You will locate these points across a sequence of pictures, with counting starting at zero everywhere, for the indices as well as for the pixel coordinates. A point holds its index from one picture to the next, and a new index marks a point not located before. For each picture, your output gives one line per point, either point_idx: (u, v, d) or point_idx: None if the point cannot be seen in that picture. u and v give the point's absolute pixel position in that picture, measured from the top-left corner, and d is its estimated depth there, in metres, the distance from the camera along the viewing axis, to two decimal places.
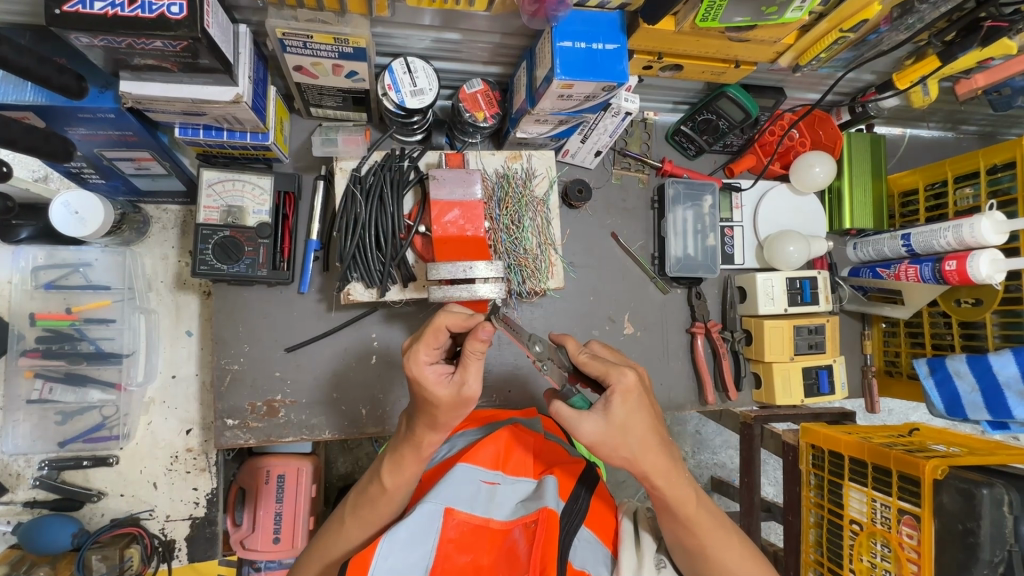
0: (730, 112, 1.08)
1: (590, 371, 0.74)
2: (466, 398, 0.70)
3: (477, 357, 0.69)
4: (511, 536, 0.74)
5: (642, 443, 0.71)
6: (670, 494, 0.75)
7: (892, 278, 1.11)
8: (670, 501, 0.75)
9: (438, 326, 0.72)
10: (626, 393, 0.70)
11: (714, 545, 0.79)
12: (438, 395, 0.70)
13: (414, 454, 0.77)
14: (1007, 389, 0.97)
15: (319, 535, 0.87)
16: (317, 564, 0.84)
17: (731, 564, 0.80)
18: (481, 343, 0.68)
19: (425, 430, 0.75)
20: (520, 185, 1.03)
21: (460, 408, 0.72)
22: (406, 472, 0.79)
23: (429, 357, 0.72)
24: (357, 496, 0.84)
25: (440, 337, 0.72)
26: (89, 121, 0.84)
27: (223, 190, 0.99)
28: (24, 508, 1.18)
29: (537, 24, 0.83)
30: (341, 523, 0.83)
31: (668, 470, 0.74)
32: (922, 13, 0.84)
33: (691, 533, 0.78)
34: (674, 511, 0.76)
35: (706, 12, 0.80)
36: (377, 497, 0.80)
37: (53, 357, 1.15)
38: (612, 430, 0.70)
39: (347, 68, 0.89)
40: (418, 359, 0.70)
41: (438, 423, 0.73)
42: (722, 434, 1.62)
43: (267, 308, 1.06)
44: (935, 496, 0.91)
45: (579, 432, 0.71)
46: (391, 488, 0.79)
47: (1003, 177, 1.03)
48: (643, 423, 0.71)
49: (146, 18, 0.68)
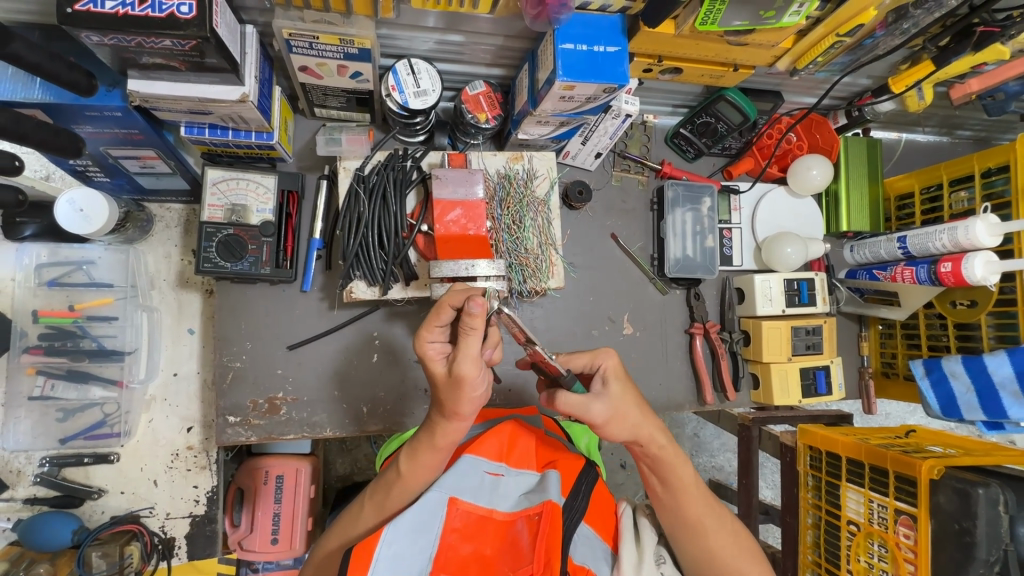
0: (729, 115, 1.08)
1: (576, 364, 0.79)
2: (457, 377, 0.70)
3: (470, 333, 0.69)
4: (515, 527, 0.75)
5: (642, 409, 0.77)
6: (671, 456, 0.78)
7: (889, 279, 1.13)
8: (671, 466, 0.79)
9: (443, 305, 0.73)
10: (618, 368, 0.78)
11: (709, 516, 0.80)
12: (436, 371, 0.74)
13: (430, 443, 0.77)
14: (1002, 389, 0.98)
15: (335, 522, 0.86)
16: (328, 549, 0.83)
17: (728, 544, 0.80)
18: (476, 318, 0.68)
19: (438, 418, 0.76)
20: (521, 186, 1.04)
21: (457, 390, 0.71)
22: (423, 460, 0.78)
23: (435, 335, 0.75)
24: (377, 483, 0.83)
25: (444, 316, 0.74)
26: (96, 119, 0.85)
27: (227, 189, 1.00)
28: (24, 505, 1.18)
29: (540, 27, 0.84)
30: (359, 509, 0.83)
31: (665, 432, 0.79)
32: (917, 18, 0.85)
33: (691, 498, 0.79)
34: (675, 474, 0.79)
35: (705, 16, 0.81)
36: (393, 483, 0.80)
37: (55, 354, 1.15)
38: (617, 402, 0.75)
39: (352, 69, 0.90)
40: (420, 337, 0.74)
41: (445, 408, 0.74)
42: (720, 436, 1.63)
43: (269, 307, 1.07)
44: (932, 496, 0.91)
45: (590, 415, 0.73)
46: (407, 474, 0.79)
47: (997, 181, 1.04)
48: (636, 392, 0.78)
49: (156, 18, 0.69)
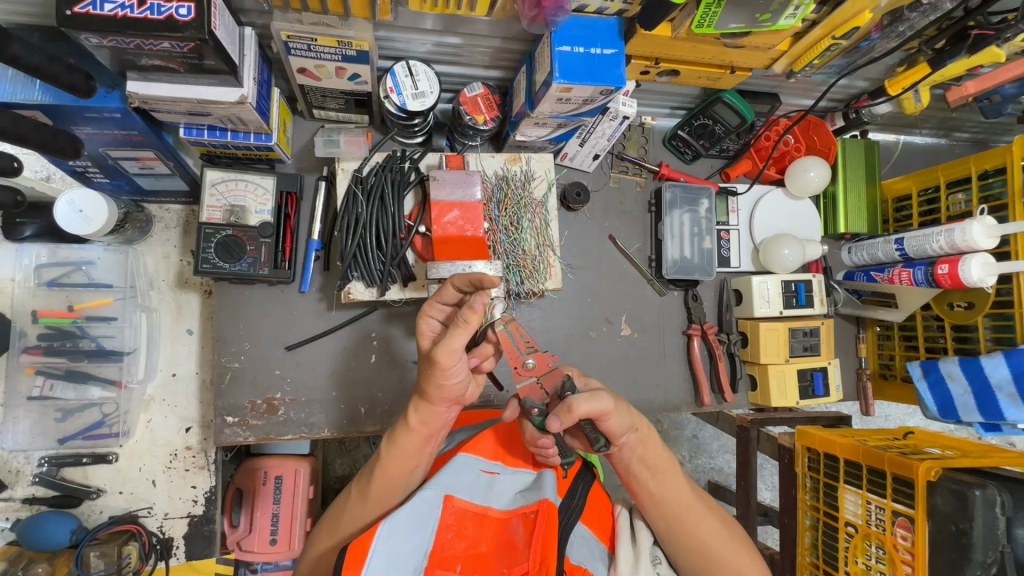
0: (725, 117, 1.09)
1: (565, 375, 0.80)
2: (432, 360, 0.71)
3: (461, 326, 0.69)
4: (510, 525, 0.75)
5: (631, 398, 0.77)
6: (660, 448, 0.78)
7: (886, 281, 1.14)
8: (669, 459, 0.79)
9: (449, 284, 0.79)
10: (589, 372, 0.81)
11: (701, 508, 0.79)
12: (423, 346, 0.78)
13: (404, 426, 0.78)
14: (999, 390, 0.98)
15: (325, 516, 0.86)
16: (320, 547, 0.82)
17: (721, 538, 0.80)
18: (473, 313, 0.69)
19: (417, 400, 0.77)
20: (519, 187, 1.05)
21: (431, 372, 0.72)
22: (404, 445, 0.78)
23: (436, 313, 0.80)
24: (361, 474, 0.83)
25: (447, 295, 0.79)
26: (95, 120, 0.86)
27: (225, 190, 1.00)
28: (23, 505, 1.18)
29: (536, 29, 0.85)
30: (348, 499, 0.83)
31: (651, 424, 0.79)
32: (912, 21, 0.86)
33: (680, 488, 0.79)
34: (665, 467, 0.78)
35: (702, 18, 0.81)
36: (374, 471, 0.79)
37: (54, 354, 1.16)
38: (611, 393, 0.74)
39: (350, 71, 0.91)
40: (422, 310, 0.80)
41: (419, 386, 0.75)
42: (719, 438, 1.63)
43: (268, 307, 1.08)
44: (929, 498, 0.91)
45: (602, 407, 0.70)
46: (388, 461, 0.78)
47: (994, 182, 1.04)
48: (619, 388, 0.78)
49: (155, 20, 0.69)
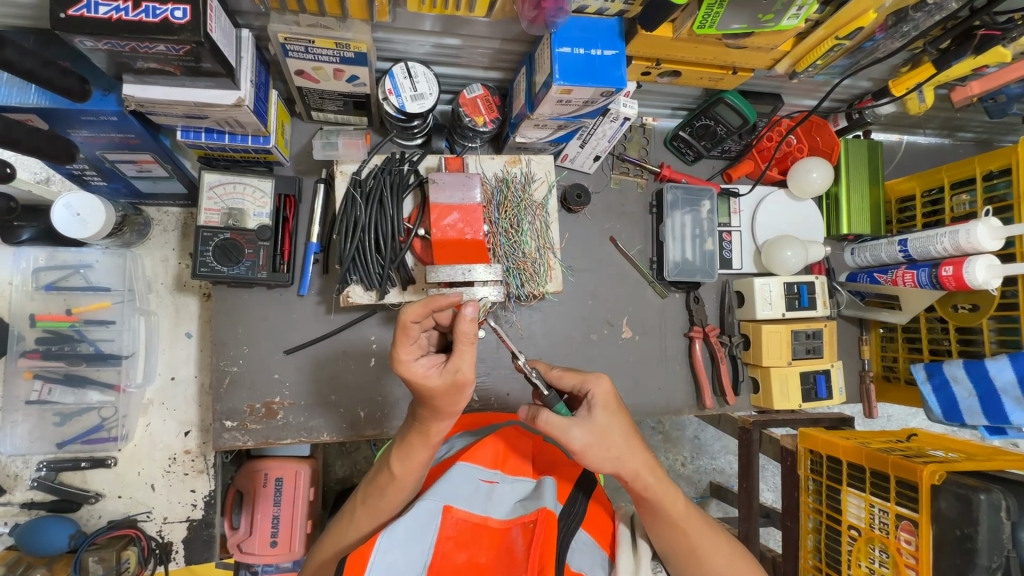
0: (728, 117, 1.08)
1: (564, 382, 0.78)
2: (462, 380, 0.68)
3: (469, 341, 0.67)
4: (509, 535, 0.74)
5: (628, 440, 0.73)
6: (659, 494, 0.75)
7: (890, 283, 1.13)
8: (659, 503, 0.75)
9: (407, 323, 0.68)
10: (604, 399, 0.75)
11: (704, 545, 0.79)
12: (432, 386, 0.68)
13: (422, 440, 0.75)
14: (1004, 394, 0.97)
15: (328, 528, 0.85)
16: (321, 557, 0.83)
17: (723, 567, 0.80)
18: (470, 323, 0.67)
19: (431, 418, 0.73)
20: (519, 189, 1.04)
21: (460, 394, 0.69)
22: (416, 458, 0.76)
23: (413, 353, 0.70)
24: (366, 486, 0.82)
25: (415, 331, 0.69)
26: (92, 124, 0.85)
27: (223, 193, 0.99)
28: (21, 509, 1.18)
29: (536, 30, 0.83)
30: (352, 511, 0.82)
31: (654, 466, 0.75)
32: (917, 21, 0.85)
33: (680, 531, 0.78)
34: (663, 511, 0.76)
35: (703, 19, 0.80)
36: (384, 486, 0.78)
37: (52, 358, 1.14)
38: (596, 438, 0.72)
39: (348, 72, 0.90)
40: (403, 360, 0.68)
41: (440, 410, 0.71)
42: (721, 439, 1.62)
43: (266, 311, 1.07)
44: (933, 502, 0.90)
45: (568, 438, 0.71)
46: (400, 476, 0.77)
47: (999, 184, 1.03)
48: (624, 431, 0.74)
49: (150, 23, 0.69)
